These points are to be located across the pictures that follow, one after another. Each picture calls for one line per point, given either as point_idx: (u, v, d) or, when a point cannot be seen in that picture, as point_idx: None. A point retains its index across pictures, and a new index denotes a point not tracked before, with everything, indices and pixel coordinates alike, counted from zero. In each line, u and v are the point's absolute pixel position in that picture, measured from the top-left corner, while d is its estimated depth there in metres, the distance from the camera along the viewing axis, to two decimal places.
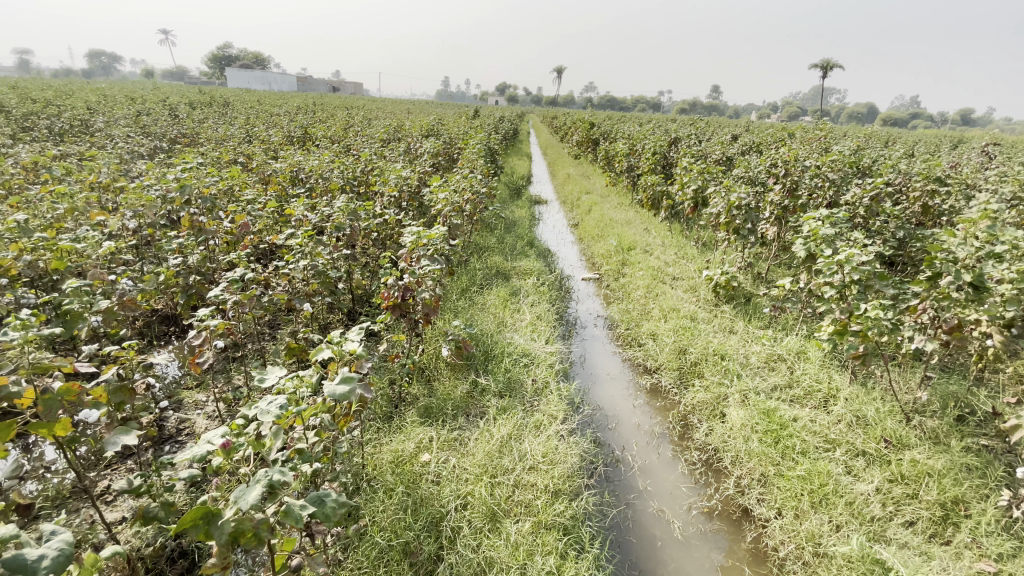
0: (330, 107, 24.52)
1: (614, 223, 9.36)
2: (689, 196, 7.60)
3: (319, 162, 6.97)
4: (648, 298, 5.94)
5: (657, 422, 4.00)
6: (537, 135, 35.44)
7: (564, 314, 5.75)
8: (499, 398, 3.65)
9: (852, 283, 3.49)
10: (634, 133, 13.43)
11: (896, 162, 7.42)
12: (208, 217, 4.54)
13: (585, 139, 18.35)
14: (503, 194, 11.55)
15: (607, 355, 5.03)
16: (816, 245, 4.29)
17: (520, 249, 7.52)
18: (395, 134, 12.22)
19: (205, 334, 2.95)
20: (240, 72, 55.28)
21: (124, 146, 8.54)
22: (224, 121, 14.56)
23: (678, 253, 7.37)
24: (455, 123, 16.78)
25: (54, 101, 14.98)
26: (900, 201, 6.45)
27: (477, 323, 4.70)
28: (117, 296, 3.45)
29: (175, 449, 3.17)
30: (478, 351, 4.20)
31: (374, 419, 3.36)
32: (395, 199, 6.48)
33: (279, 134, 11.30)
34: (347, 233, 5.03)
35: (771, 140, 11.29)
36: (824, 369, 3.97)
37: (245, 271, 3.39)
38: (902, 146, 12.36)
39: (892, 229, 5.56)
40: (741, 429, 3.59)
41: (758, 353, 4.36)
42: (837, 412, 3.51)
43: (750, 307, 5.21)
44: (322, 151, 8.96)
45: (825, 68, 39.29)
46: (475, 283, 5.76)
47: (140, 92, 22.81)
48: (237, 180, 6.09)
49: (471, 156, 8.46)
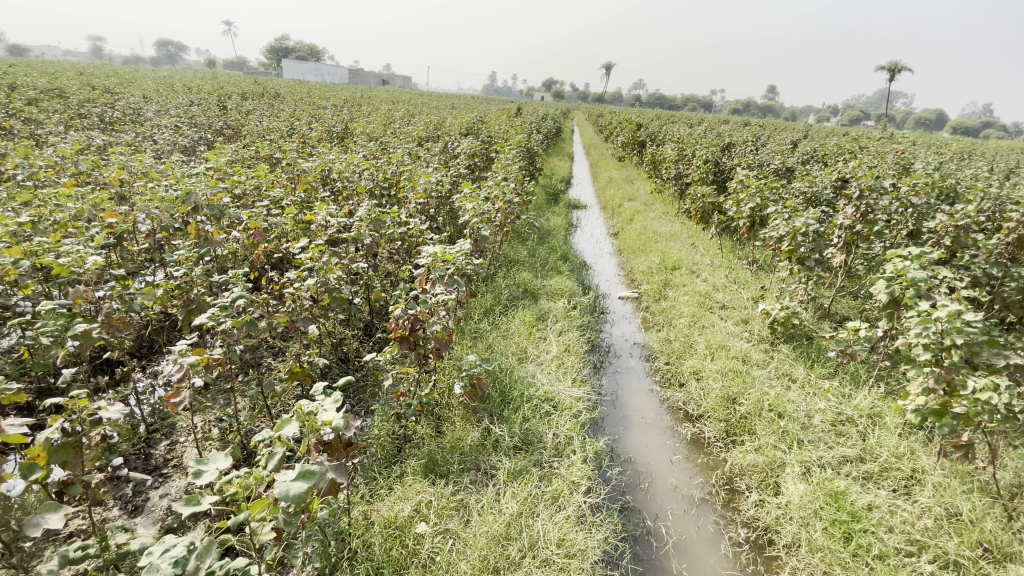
0: (376, 101, 24.77)
1: (658, 236, 8.71)
2: (744, 215, 6.86)
3: (349, 162, 6.68)
4: (692, 328, 5.33)
5: (698, 484, 3.45)
6: (582, 134, 35.19)
7: (596, 341, 5.24)
8: (513, 455, 3.19)
9: (953, 347, 2.81)
10: (683, 137, 12.62)
11: (989, 184, 6.47)
12: (217, 225, 4.24)
13: (631, 140, 17.57)
14: (540, 199, 11.07)
15: (642, 394, 4.49)
16: (902, 289, 3.58)
17: (553, 263, 7.04)
18: (434, 132, 11.91)
19: (182, 371, 2.60)
20: (295, 65, 57.16)
21: (166, 137, 8.63)
22: (271, 113, 14.69)
23: (728, 276, 6.70)
24: (495, 120, 16.29)
25: (117, 90, 15.57)
26: (994, 230, 5.54)
27: (497, 353, 4.26)
28: (105, 316, 3.19)
29: (156, 486, 3.00)
30: (496, 390, 3.76)
31: (368, 470, 2.99)
32: (422, 205, 6.12)
33: (319, 128, 11.23)
34: (366, 244, 4.67)
35: (838, 150, 10.27)
36: (904, 441, 3.32)
37: (239, 295, 3.01)
38: (987, 161, 11.07)
39: (986, 265, 4.74)
40: (799, 510, 3.00)
41: (821, 411, 3.72)
42: (920, 503, 2.89)
43: (812, 350, 4.54)
44: (357, 148, 8.73)
45: (893, 70, 36.92)
46: (499, 302, 5.33)
47: (199, 82, 23.65)
48: (263, 181, 5.87)
49: (507, 159, 7.99)
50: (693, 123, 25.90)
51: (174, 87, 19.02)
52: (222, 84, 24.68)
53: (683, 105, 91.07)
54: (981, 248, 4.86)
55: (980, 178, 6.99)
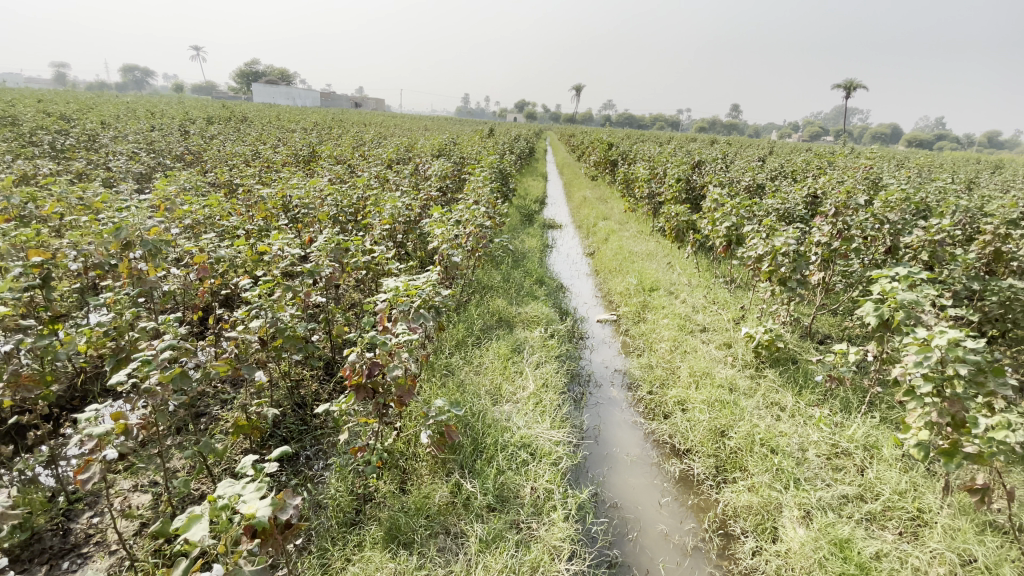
0: (346, 123, 24.45)
1: (635, 256, 8.57)
2: (720, 234, 6.75)
3: (310, 187, 6.34)
4: (674, 353, 5.11)
5: (691, 530, 3.16)
6: (555, 153, 35.58)
7: (575, 370, 4.96)
8: (487, 515, 2.85)
9: (955, 377, 2.62)
10: (654, 155, 12.68)
11: (957, 197, 6.53)
12: (156, 262, 3.83)
13: (603, 159, 17.65)
14: (514, 221, 10.87)
15: (626, 427, 4.21)
16: (892, 312, 3.41)
17: (529, 287, 6.77)
18: (404, 154, 11.66)
19: (90, 442, 2.19)
20: (265, 90, 56.67)
21: (118, 164, 8.15)
22: (236, 137, 14.24)
23: (707, 296, 6.56)
24: (468, 141, 16.17)
25: (72, 116, 14.89)
26: (967, 244, 5.51)
27: (469, 392, 3.94)
28: (12, 373, 2.77)
29: (71, 569, 2.57)
30: (467, 437, 3.44)
31: (322, 542, 2.62)
32: (389, 231, 5.80)
33: (284, 152, 10.85)
34: (326, 276, 4.32)
35: (806, 166, 10.40)
36: (905, 476, 3.11)
37: (168, 344, 2.62)
38: (946, 173, 11.37)
39: (964, 280, 4.66)
40: (802, 560, 2.73)
41: (815, 443, 3.51)
42: (930, 547, 2.66)
43: (799, 375, 4.35)
44: (323, 172, 8.38)
45: (846, 88, 38.66)
46: (472, 333, 5.02)
47: (163, 107, 22.95)
48: (217, 209, 5.48)
49: (479, 180, 7.76)
50: (662, 141, 26.37)
51: (136, 113, 18.38)
52: (187, 108, 23.99)
53: (651, 124, 93.50)
54: (958, 263, 4.79)
55: (946, 191, 7.06)
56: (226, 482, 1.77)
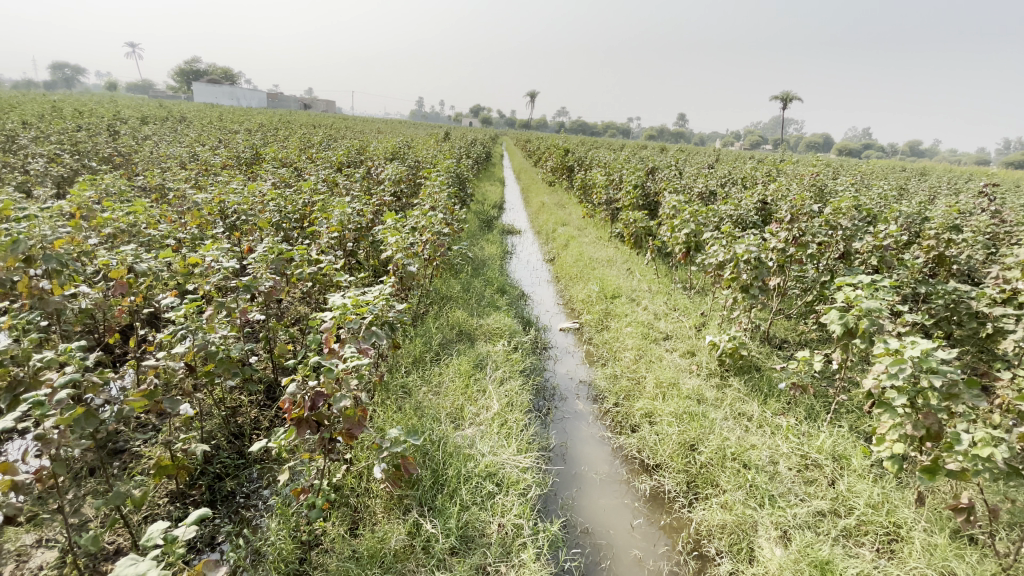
0: (294, 125, 23.37)
1: (595, 262, 8.49)
2: (680, 240, 6.74)
3: (251, 192, 5.85)
4: (639, 363, 4.99)
5: (665, 553, 2.99)
6: (512, 158, 35.58)
7: (539, 384, 4.74)
8: (450, 560, 2.58)
9: (928, 389, 2.57)
10: (611, 161, 12.74)
11: (898, 203, 6.78)
12: (59, 279, 3.32)
13: (559, 165, 17.65)
14: (473, 227, 10.60)
15: (593, 443, 4.02)
16: (857, 320, 3.38)
17: (489, 297, 6.52)
18: (356, 157, 11.15)
19: None
20: (205, 88, 53.76)
21: (30, 166, 7.30)
22: (172, 138, 13.24)
23: (668, 302, 6.53)
24: (423, 145, 15.75)
25: None
26: (911, 248, 5.68)
27: (427, 417, 3.64)
28: None
29: None
30: (426, 468, 3.14)
31: None
32: (338, 239, 5.40)
33: (225, 154, 10.13)
34: (265, 291, 3.91)
35: (756, 172, 10.68)
36: (877, 489, 3.07)
37: (72, 375, 2.18)
38: (882, 180, 11.97)
39: (913, 285, 4.78)
40: None
41: (786, 455, 3.45)
42: (910, 565, 2.59)
43: (764, 384, 4.32)
44: (267, 176, 7.82)
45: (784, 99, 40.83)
46: (430, 349, 4.72)
47: (89, 104, 21.16)
48: (142, 217, 4.92)
49: (435, 184, 7.44)
50: (615, 147, 26.88)
51: (58, 110, 16.82)
52: (118, 107, 22.22)
53: (604, 130, 95.59)
54: (906, 268, 4.91)
55: (887, 198, 7.34)
56: (125, 562, 1.42)
